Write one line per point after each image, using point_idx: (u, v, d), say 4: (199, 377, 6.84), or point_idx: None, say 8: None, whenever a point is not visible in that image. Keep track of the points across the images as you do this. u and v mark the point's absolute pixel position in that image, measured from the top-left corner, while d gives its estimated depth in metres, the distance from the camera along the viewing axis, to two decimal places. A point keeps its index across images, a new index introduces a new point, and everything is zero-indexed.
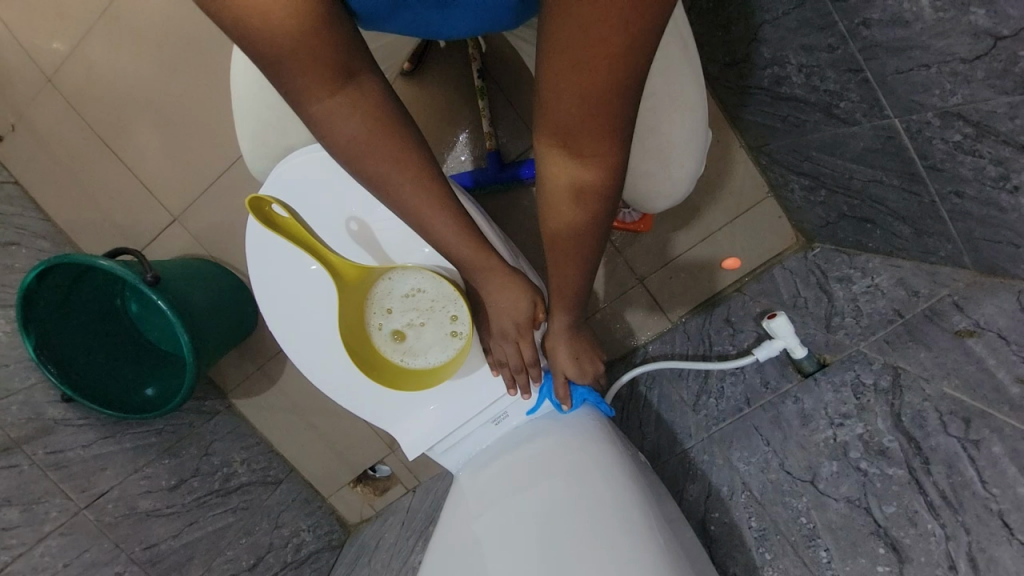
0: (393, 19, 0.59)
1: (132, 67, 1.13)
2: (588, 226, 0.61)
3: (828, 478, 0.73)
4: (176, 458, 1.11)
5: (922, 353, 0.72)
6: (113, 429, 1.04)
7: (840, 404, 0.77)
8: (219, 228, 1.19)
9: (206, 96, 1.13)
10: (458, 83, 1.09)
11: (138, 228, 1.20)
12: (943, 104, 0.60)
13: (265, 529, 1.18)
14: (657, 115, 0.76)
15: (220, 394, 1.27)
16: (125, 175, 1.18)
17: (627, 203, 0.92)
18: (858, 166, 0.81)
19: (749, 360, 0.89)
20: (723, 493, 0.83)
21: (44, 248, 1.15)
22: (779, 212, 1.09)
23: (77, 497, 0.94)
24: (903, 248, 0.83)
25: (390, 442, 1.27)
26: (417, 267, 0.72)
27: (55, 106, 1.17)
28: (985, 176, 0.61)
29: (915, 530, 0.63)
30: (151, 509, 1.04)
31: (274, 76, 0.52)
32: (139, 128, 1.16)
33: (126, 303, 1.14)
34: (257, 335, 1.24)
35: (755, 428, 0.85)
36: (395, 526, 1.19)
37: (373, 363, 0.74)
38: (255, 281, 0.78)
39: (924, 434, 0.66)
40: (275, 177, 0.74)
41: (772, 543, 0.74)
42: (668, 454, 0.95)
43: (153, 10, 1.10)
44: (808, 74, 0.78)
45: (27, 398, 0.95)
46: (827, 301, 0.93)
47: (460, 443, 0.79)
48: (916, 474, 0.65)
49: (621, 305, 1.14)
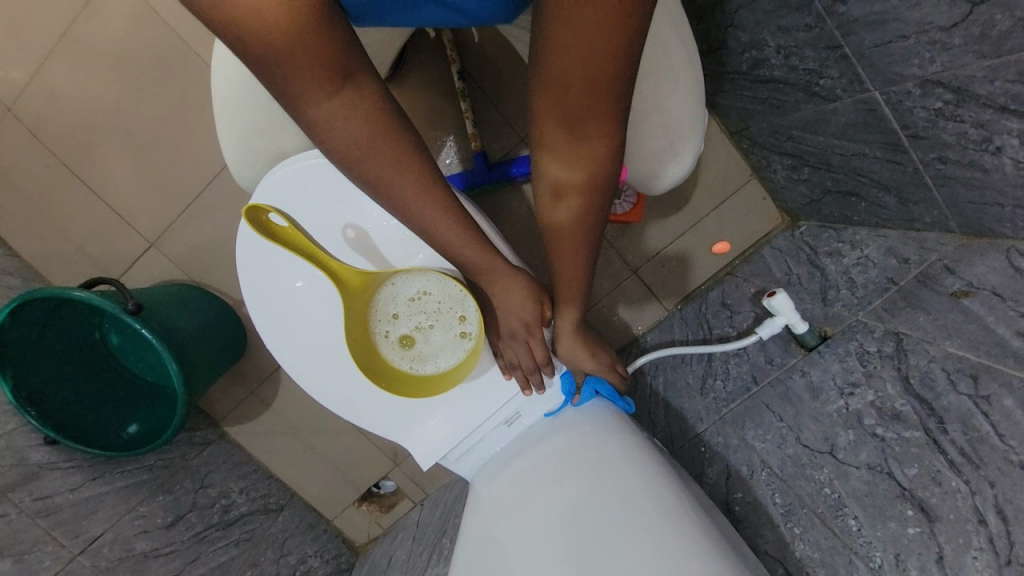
0: (392, 7, 0.59)
1: (98, 88, 1.08)
2: (590, 208, 0.65)
3: (846, 447, 0.75)
4: (171, 494, 1.06)
5: (921, 317, 0.74)
6: (101, 468, 0.98)
7: (847, 374, 0.79)
8: (201, 250, 1.15)
9: (179, 117, 1.10)
10: (439, 85, 1.08)
11: (112, 257, 1.15)
12: (923, 73, 0.62)
13: (270, 559, 1.14)
14: (658, 92, 0.76)
15: (211, 423, 1.21)
16: (94, 202, 1.13)
17: (632, 183, 0.90)
18: (840, 141, 0.83)
19: (753, 339, 0.91)
20: (743, 473, 0.84)
21: (14, 285, 1.09)
22: (763, 193, 1.11)
23: (70, 543, 0.89)
24: (888, 219, 0.85)
25: (393, 455, 1.25)
26: (420, 270, 0.71)
27: (15, 136, 1.10)
28: (967, 140, 0.63)
29: (941, 488, 0.64)
30: (149, 549, 0.99)
31: (269, 80, 0.51)
32: (107, 152, 1.11)
33: (105, 336, 1.08)
34: (248, 359, 1.20)
35: (766, 405, 0.87)
36: (405, 542, 1.16)
37: (380, 371, 0.71)
38: (250, 299, 0.75)
39: (936, 394, 0.68)
40: (267, 184, 0.72)
41: (799, 517, 0.75)
42: (681, 440, 0.95)
43: (116, 29, 1.06)
44: (787, 55, 0.80)
45: (9, 442, 0.88)
46: (820, 276, 0.95)
47: (474, 449, 0.77)
48: (933, 435, 0.66)
49: (618, 297, 1.13)
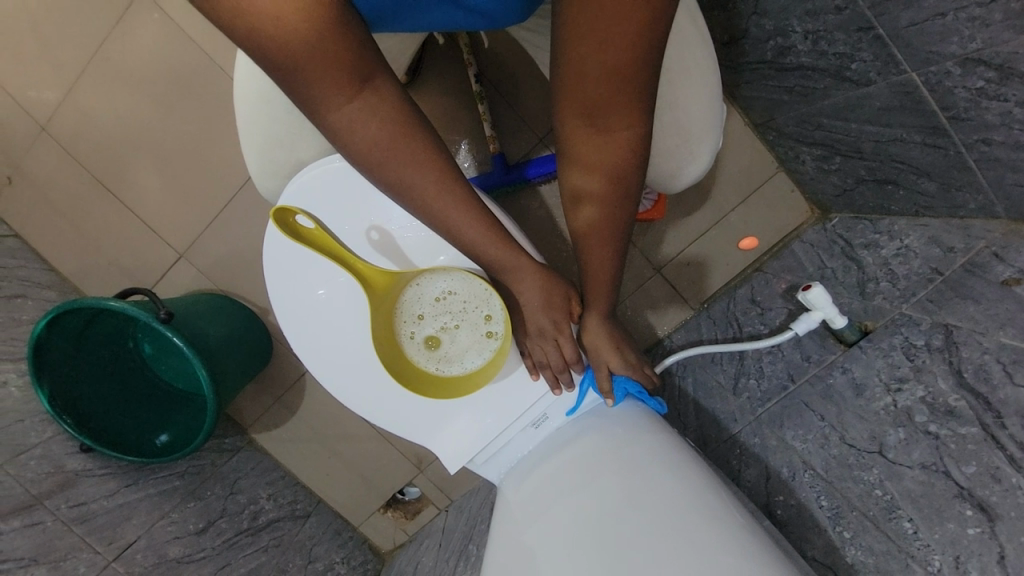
0: (407, 10, 0.59)
1: (128, 105, 1.12)
2: (614, 199, 0.64)
3: (897, 446, 0.71)
4: (202, 500, 1.07)
5: (971, 307, 0.70)
6: (135, 475, 1.00)
7: (893, 369, 0.76)
8: (229, 259, 1.17)
9: (205, 131, 1.13)
10: (457, 88, 1.08)
11: (144, 269, 1.18)
12: (963, 51, 0.59)
13: (299, 565, 1.14)
14: (673, 89, 0.73)
15: (240, 430, 1.23)
16: (125, 215, 1.16)
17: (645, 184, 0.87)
18: (875, 127, 0.79)
19: (788, 335, 0.87)
20: (784, 475, 0.81)
21: (51, 298, 1.12)
22: (791, 186, 1.07)
23: (105, 549, 0.90)
24: (929, 206, 0.81)
25: (418, 461, 1.24)
26: (445, 269, 0.70)
27: (52, 156, 1.15)
28: (1013, 120, 0.59)
29: (1001, 486, 0.60)
30: (181, 555, 0.99)
31: (290, 88, 0.51)
32: (137, 167, 1.15)
33: (138, 345, 1.09)
34: (275, 366, 1.21)
35: (805, 404, 0.84)
36: (432, 548, 1.15)
37: (406, 373, 0.71)
38: (277, 302, 0.76)
39: (991, 387, 0.64)
40: (294, 188, 0.72)
41: (848, 521, 0.72)
42: (715, 441, 0.92)
43: (143, 48, 1.10)
44: (815, 40, 0.77)
45: (46, 451, 0.91)
46: (857, 269, 0.91)
47: (501, 452, 0.75)
48: (991, 430, 0.62)
49: (643, 297, 1.11)
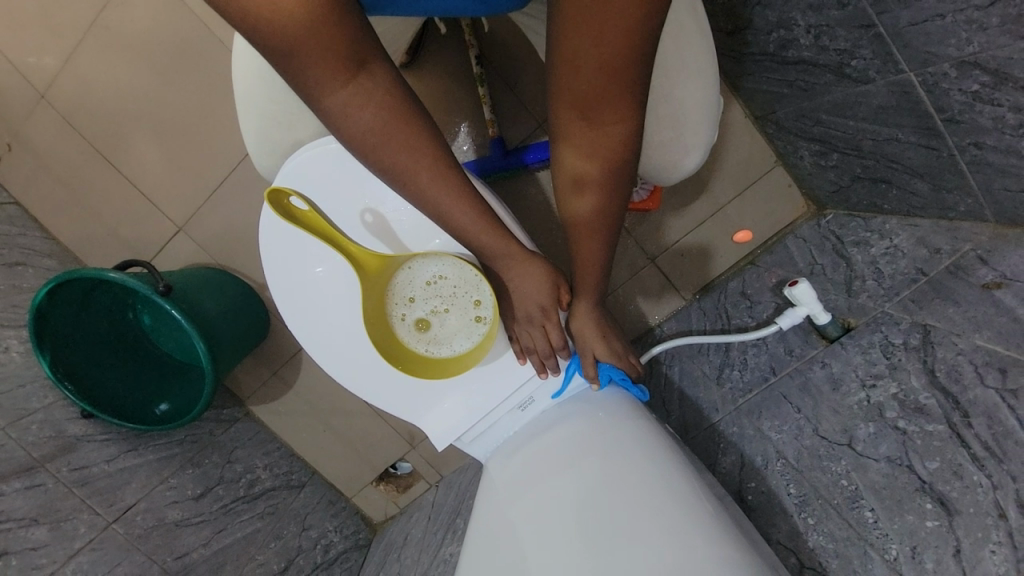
0: None
1: (127, 76, 1.11)
2: (606, 190, 0.65)
3: (866, 440, 0.73)
4: (200, 467, 1.11)
5: (950, 309, 0.72)
6: (135, 442, 1.03)
7: (870, 366, 0.78)
8: (227, 234, 1.18)
9: (204, 105, 1.13)
10: (458, 70, 1.07)
11: (143, 241, 1.19)
12: (960, 53, 0.59)
13: (293, 532, 1.19)
14: (669, 82, 0.73)
15: (236, 402, 1.26)
16: (124, 187, 1.17)
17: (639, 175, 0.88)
18: (872, 125, 0.79)
19: (772, 329, 0.90)
20: (758, 463, 0.83)
21: (51, 267, 1.13)
22: (788, 181, 1.08)
23: (105, 511, 0.94)
24: (920, 207, 0.82)
25: (410, 437, 1.28)
26: (437, 254, 0.72)
27: (51, 124, 1.15)
28: (1005, 125, 0.60)
29: (961, 482, 0.63)
30: (179, 518, 1.03)
31: (286, 71, 0.52)
32: (137, 139, 1.15)
33: (138, 317, 1.13)
34: (271, 340, 1.24)
35: (784, 396, 0.86)
36: (421, 521, 1.20)
37: (396, 353, 0.73)
38: (271, 280, 0.77)
39: (961, 387, 0.66)
40: (291, 168, 0.73)
41: (813, 508, 0.75)
42: (696, 429, 0.95)
43: (142, 18, 1.09)
44: (817, 34, 0.77)
45: (47, 416, 0.94)
46: (845, 267, 0.92)
47: (487, 432, 0.78)
48: (957, 429, 0.65)
49: (635, 286, 1.12)
